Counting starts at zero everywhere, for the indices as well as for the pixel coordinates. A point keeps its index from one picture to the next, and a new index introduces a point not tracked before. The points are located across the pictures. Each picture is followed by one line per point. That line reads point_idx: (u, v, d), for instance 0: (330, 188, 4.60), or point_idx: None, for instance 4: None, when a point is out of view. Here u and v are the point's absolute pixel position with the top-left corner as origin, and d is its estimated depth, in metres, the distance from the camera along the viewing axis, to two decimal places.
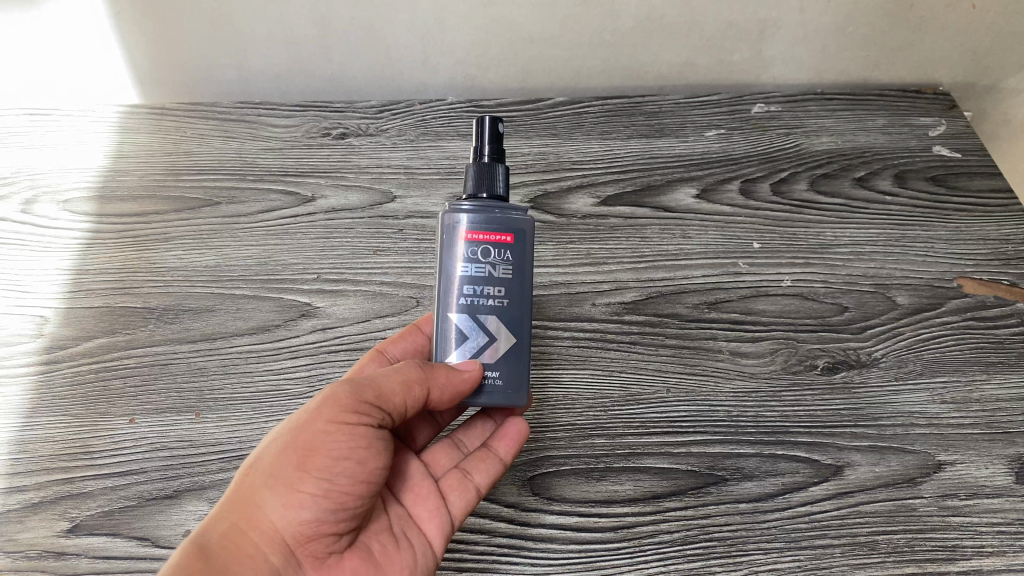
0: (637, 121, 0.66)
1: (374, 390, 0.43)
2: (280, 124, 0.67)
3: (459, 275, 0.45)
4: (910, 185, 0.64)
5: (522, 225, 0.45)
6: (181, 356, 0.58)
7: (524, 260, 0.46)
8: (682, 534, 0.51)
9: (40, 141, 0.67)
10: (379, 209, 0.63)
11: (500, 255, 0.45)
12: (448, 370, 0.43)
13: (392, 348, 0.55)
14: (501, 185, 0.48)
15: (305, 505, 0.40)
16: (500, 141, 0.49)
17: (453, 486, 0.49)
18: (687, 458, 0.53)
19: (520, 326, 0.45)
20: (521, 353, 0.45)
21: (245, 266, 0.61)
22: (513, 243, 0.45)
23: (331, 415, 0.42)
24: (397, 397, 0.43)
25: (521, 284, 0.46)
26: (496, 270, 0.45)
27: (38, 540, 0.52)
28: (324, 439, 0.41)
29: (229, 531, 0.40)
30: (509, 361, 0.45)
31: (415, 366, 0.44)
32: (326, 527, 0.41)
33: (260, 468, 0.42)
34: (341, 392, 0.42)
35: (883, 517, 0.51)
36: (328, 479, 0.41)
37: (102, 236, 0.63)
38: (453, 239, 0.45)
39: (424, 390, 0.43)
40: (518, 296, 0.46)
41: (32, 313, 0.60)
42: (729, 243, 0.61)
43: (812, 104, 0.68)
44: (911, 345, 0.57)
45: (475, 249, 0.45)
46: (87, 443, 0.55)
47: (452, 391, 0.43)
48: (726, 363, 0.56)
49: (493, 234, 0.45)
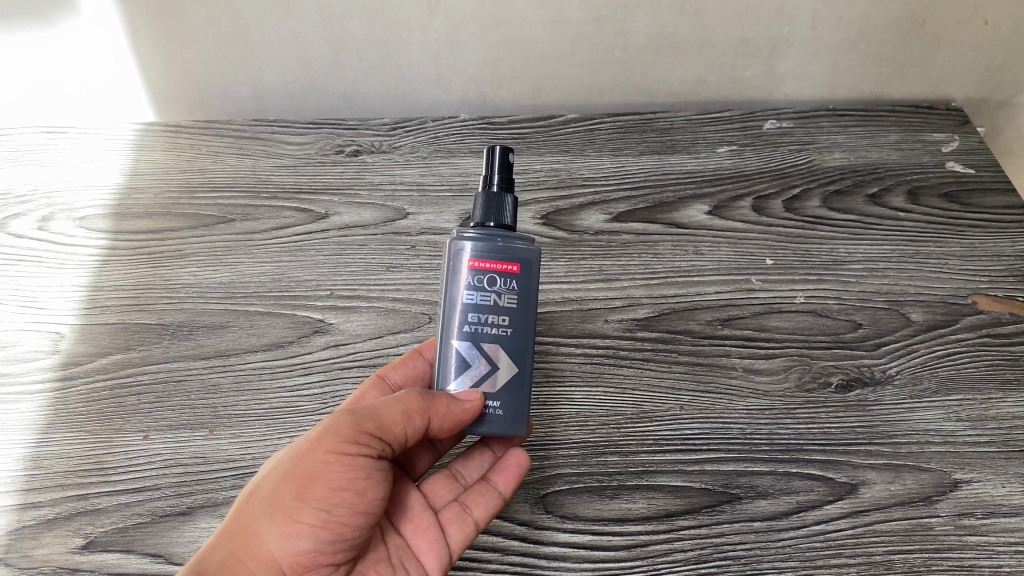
0: (649, 138, 0.66)
1: (375, 420, 0.43)
2: (293, 142, 0.68)
3: (463, 302, 0.45)
4: (924, 202, 0.64)
5: (526, 254, 0.46)
6: (195, 372, 0.58)
7: (529, 290, 0.46)
8: (696, 553, 0.50)
9: (57, 159, 0.68)
10: (394, 225, 0.64)
11: (505, 284, 0.45)
12: (449, 400, 0.43)
13: (392, 373, 0.55)
14: (509, 214, 0.48)
15: (305, 536, 0.40)
16: (508, 170, 0.48)
17: (452, 519, 0.49)
18: (701, 477, 0.53)
19: (522, 355, 0.45)
20: (522, 382, 0.45)
21: (259, 282, 0.61)
22: (519, 273, 0.46)
23: (331, 445, 0.42)
24: (397, 427, 0.43)
25: (524, 313, 0.46)
26: (501, 299, 0.45)
27: (52, 557, 0.52)
28: (324, 469, 0.41)
29: (227, 559, 0.40)
30: (509, 391, 0.45)
31: (415, 395, 0.43)
32: (323, 557, 0.41)
33: (258, 495, 0.42)
34: (341, 422, 0.42)
35: (899, 536, 0.50)
36: (327, 510, 0.41)
37: (117, 253, 0.64)
38: (459, 266, 0.45)
39: (424, 420, 0.43)
40: (521, 326, 0.46)
41: (49, 330, 0.60)
42: (742, 260, 0.61)
43: (824, 121, 0.68)
44: (926, 362, 0.57)
45: (481, 277, 0.45)
46: (101, 459, 0.55)
47: (453, 421, 0.43)
48: (740, 380, 0.56)
49: (499, 264, 0.45)
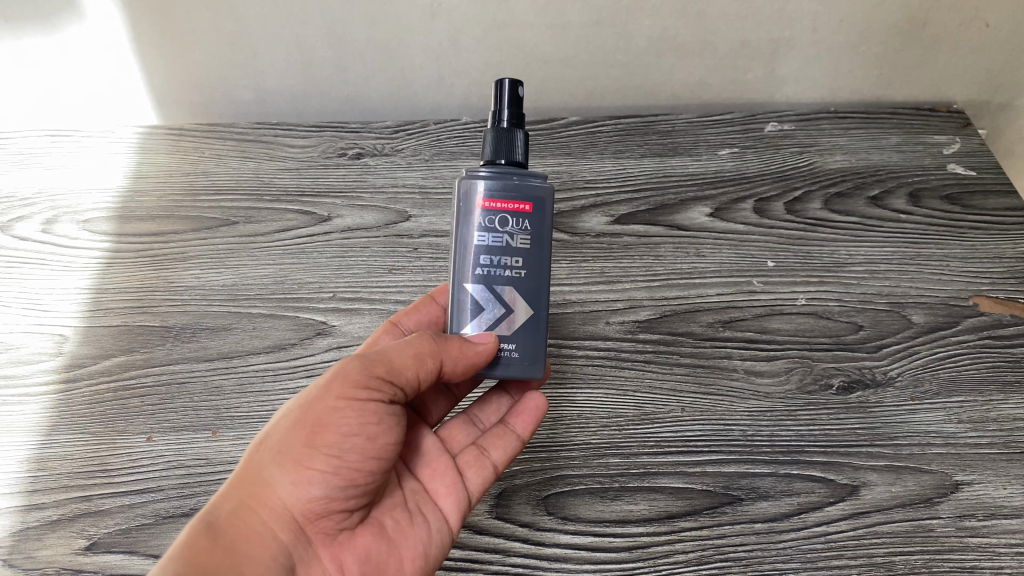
0: (650, 140, 0.67)
1: (385, 364, 0.43)
2: (296, 144, 0.68)
3: (475, 245, 0.45)
4: (924, 203, 0.64)
5: (540, 194, 0.45)
6: (197, 374, 0.58)
7: (543, 230, 0.45)
8: (697, 554, 0.50)
9: (62, 162, 0.69)
10: (395, 228, 0.64)
11: (518, 225, 0.45)
12: (462, 343, 0.43)
13: (405, 319, 0.56)
14: (519, 152, 0.47)
15: (314, 483, 0.41)
16: (519, 104, 0.47)
17: (470, 463, 0.49)
18: (702, 478, 0.52)
19: (537, 297, 0.45)
20: (538, 325, 0.45)
21: (262, 284, 0.61)
22: (532, 212, 0.45)
23: (341, 391, 0.42)
24: (409, 371, 0.44)
25: (539, 255, 0.45)
26: (514, 240, 0.45)
27: (56, 557, 0.52)
28: (334, 416, 0.41)
29: (237, 509, 0.41)
30: (525, 334, 0.45)
31: (427, 339, 0.44)
32: (335, 504, 0.42)
33: (268, 444, 0.43)
34: (350, 368, 0.42)
35: (900, 537, 0.50)
36: (337, 456, 0.41)
37: (121, 256, 0.64)
38: (470, 208, 0.45)
39: (437, 362, 0.44)
40: (536, 267, 0.45)
41: (53, 332, 0.61)
42: (743, 262, 0.61)
43: (825, 123, 0.68)
44: (927, 364, 0.57)
45: (492, 218, 0.45)
46: (106, 460, 0.55)
47: (465, 364, 0.43)
48: (741, 382, 0.56)
49: (511, 204, 0.45)
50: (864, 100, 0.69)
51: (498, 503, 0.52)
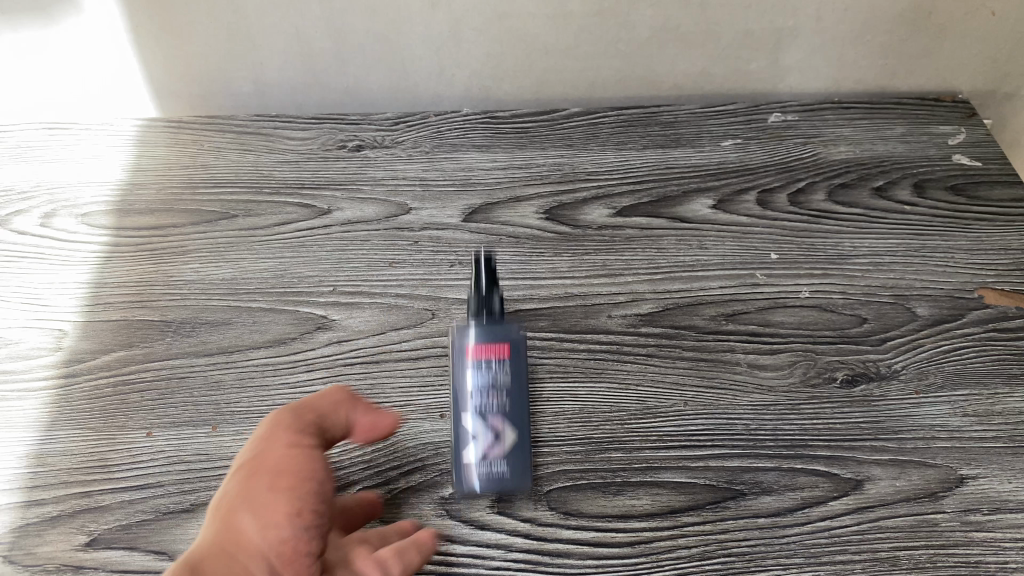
0: (653, 131, 0.68)
1: (316, 413, 0.47)
2: (296, 136, 0.69)
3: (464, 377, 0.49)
4: (930, 195, 0.64)
5: (516, 338, 0.50)
6: (197, 368, 0.56)
7: (521, 370, 0.50)
8: (701, 549, 0.48)
9: (61, 156, 0.68)
10: (396, 221, 0.64)
11: (500, 368, 0.49)
12: (353, 397, 0.49)
13: None
14: None
15: (284, 520, 0.39)
16: None
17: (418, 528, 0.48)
18: (705, 473, 0.50)
19: (520, 417, 0.49)
20: (524, 444, 0.49)
21: (262, 279, 0.61)
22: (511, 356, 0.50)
23: (290, 437, 0.44)
24: (341, 418, 0.47)
25: (520, 402, 0.49)
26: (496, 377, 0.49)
27: (56, 554, 0.48)
28: (292, 461, 0.42)
29: (214, 552, 0.38)
30: (512, 424, 0.49)
31: (343, 390, 0.49)
32: (308, 546, 0.39)
33: (224, 510, 0.41)
34: (287, 416, 0.46)
35: (904, 532, 0.48)
36: (298, 497, 0.40)
37: (120, 250, 0.63)
38: (460, 349, 0.49)
39: (350, 415, 0.48)
40: (519, 403, 0.49)
41: (51, 327, 0.59)
42: (746, 254, 0.61)
43: (829, 113, 0.69)
44: (932, 357, 0.55)
45: (479, 362, 0.49)
46: (105, 456, 0.52)
47: (356, 416, 0.48)
48: (745, 375, 0.55)
49: (493, 350, 0.49)
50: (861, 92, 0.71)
51: (500, 497, 0.50)
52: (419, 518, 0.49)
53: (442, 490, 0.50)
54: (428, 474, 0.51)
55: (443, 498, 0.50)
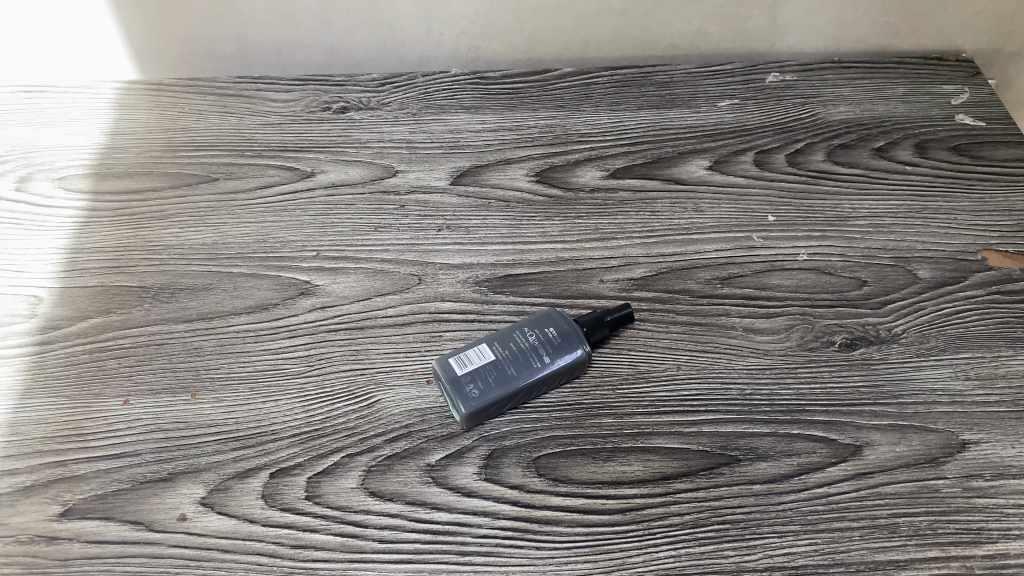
0: (648, 92, 0.68)
1: None
2: (280, 98, 0.68)
3: (517, 342, 0.50)
4: (932, 155, 0.63)
5: (580, 342, 0.50)
6: (177, 335, 0.54)
7: (554, 370, 0.49)
8: (694, 517, 0.45)
9: (39, 120, 0.66)
10: (382, 183, 0.62)
11: (542, 356, 0.49)
12: None
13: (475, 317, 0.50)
14: None
15: None
16: None
17: None
18: (698, 438, 0.48)
19: (508, 385, 0.48)
20: (493, 405, 0.47)
21: (244, 243, 0.59)
22: (563, 351, 0.49)
23: None
24: None
25: (529, 383, 0.48)
26: (533, 357, 0.49)
27: (30, 525, 0.45)
28: None
29: None
30: (494, 381, 0.48)
31: None
32: None
33: None
34: None
35: (903, 499, 0.46)
36: None
37: (97, 214, 0.61)
38: (540, 325, 0.51)
39: None
40: (525, 383, 0.48)
41: (25, 293, 0.56)
42: (743, 217, 0.59)
43: (829, 73, 0.69)
44: (934, 320, 0.54)
45: (541, 340, 0.50)
46: (81, 424, 0.49)
47: None
48: (740, 339, 0.53)
49: (556, 340, 0.50)
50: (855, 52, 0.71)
51: (487, 464, 0.47)
52: (401, 486, 0.47)
53: (427, 457, 0.48)
54: (413, 441, 0.48)
55: (427, 466, 0.47)
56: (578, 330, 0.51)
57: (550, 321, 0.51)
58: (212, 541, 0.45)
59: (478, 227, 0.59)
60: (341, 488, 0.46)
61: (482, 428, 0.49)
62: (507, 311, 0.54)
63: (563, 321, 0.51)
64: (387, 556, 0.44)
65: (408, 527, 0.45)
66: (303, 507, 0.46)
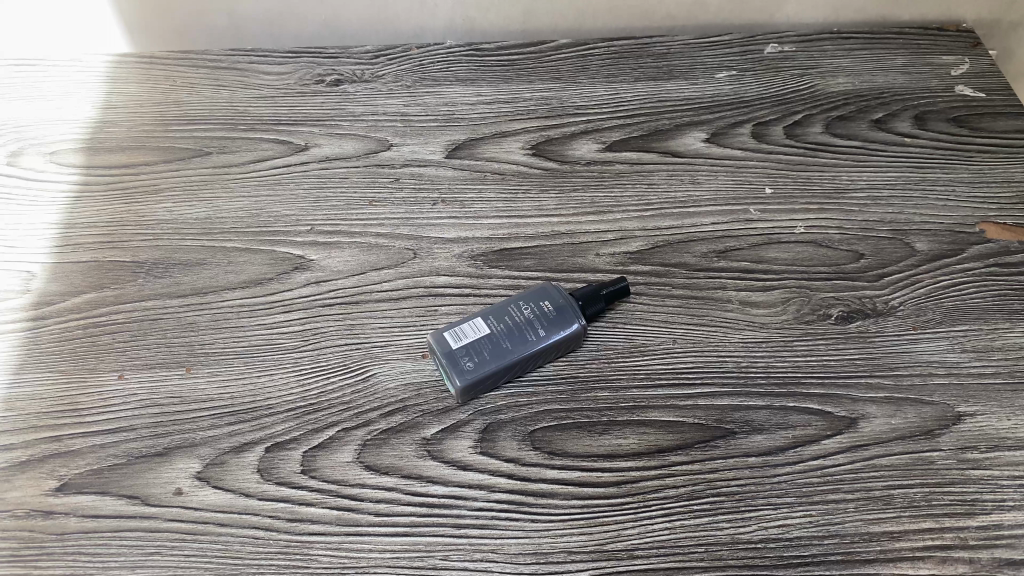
0: (644, 64, 0.67)
1: None
2: (273, 71, 0.67)
3: (513, 315, 0.49)
4: (931, 127, 0.63)
5: (577, 317, 0.50)
6: (171, 310, 0.53)
7: (550, 345, 0.49)
8: (689, 489, 0.46)
9: (30, 94, 0.66)
10: (376, 157, 0.62)
11: (538, 330, 0.49)
12: None
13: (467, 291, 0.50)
14: None
15: None
16: None
17: None
18: (694, 412, 0.48)
19: (503, 360, 0.47)
20: (488, 380, 0.47)
21: (237, 218, 0.58)
22: (559, 326, 0.49)
23: None
24: None
25: (524, 358, 0.48)
26: (528, 332, 0.48)
27: (27, 499, 0.45)
28: None
29: None
30: (489, 356, 0.47)
31: None
32: None
33: None
34: None
35: (899, 470, 0.46)
36: None
37: (90, 188, 0.60)
38: (536, 298, 0.50)
39: None
40: (520, 357, 0.48)
41: (18, 269, 0.55)
42: (740, 190, 0.59)
43: (828, 45, 0.69)
44: (931, 292, 0.53)
45: (537, 314, 0.49)
46: (76, 399, 0.49)
47: None
48: (736, 312, 0.53)
49: (553, 315, 0.49)
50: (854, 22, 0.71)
51: (483, 438, 0.47)
52: (397, 460, 0.47)
53: (423, 431, 0.48)
54: (409, 416, 0.48)
55: (423, 439, 0.47)
56: (574, 304, 0.50)
57: (546, 295, 0.50)
58: (208, 514, 0.45)
59: (474, 201, 0.59)
60: (337, 462, 0.46)
61: (478, 403, 0.49)
62: (503, 286, 0.54)
63: (559, 294, 0.50)
64: (383, 529, 0.44)
65: (404, 500, 0.45)
66: (299, 481, 0.46)
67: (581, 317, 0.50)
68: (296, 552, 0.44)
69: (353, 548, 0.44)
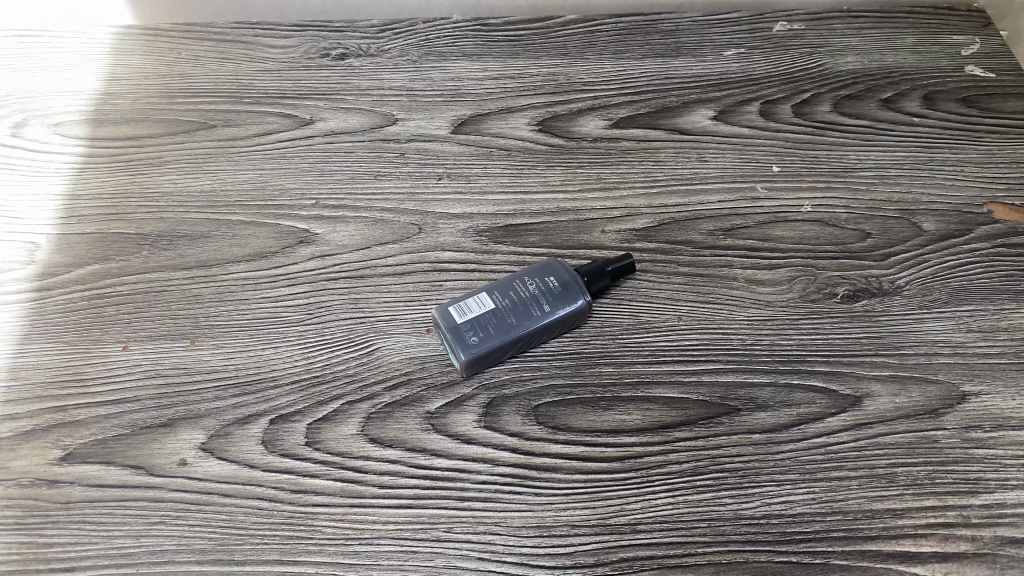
0: (653, 41, 0.67)
1: None
2: (278, 45, 0.67)
3: (519, 291, 0.49)
4: (940, 106, 0.62)
5: (581, 294, 0.49)
6: (175, 282, 0.53)
7: (553, 322, 0.48)
8: (692, 465, 0.46)
9: (35, 65, 0.65)
10: (381, 131, 0.61)
11: (542, 307, 0.48)
12: None
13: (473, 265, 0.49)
14: None
15: None
16: None
17: None
18: (698, 388, 0.48)
19: (505, 336, 0.47)
20: (490, 356, 0.47)
21: (242, 191, 0.58)
22: (564, 303, 0.49)
23: None
24: None
25: (527, 334, 0.48)
26: (533, 309, 0.48)
27: (31, 468, 0.45)
28: None
29: None
30: (492, 332, 0.47)
31: None
32: None
33: None
34: None
35: (903, 448, 0.46)
36: None
37: (93, 160, 0.60)
38: (543, 274, 0.50)
39: None
40: (522, 334, 0.47)
41: (22, 240, 0.55)
42: (748, 168, 0.59)
43: (837, 24, 0.69)
44: (938, 272, 0.53)
45: (543, 290, 0.49)
46: (80, 369, 0.49)
47: None
48: (742, 290, 0.53)
49: (559, 291, 0.49)
50: (863, 1, 0.71)
51: (487, 412, 0.47)
52: (401, 433, 0.47)
53: (427, 405, 0.48)
54: (413, 389, 0.48)
55: (427, 413, 0.47)
56: (578, 280, 0.50)
57: (552, 270, 0.50)
58: (212, 485, 0.45)
59: (479, 175, 0.58)
60: (341, 434, 0.47)
61: (482, 378, 0.49)
62: (507, 261, 0.54)
63: (565, 270, 0.50)
64: (388, 501, 0.45)
65: (409, 472, 0.45)
66: (303, 453, 0.46)
67: (586, 292, 0.49)
68: (301, 523, 0.44)
69: (357, 519, 0.44)
